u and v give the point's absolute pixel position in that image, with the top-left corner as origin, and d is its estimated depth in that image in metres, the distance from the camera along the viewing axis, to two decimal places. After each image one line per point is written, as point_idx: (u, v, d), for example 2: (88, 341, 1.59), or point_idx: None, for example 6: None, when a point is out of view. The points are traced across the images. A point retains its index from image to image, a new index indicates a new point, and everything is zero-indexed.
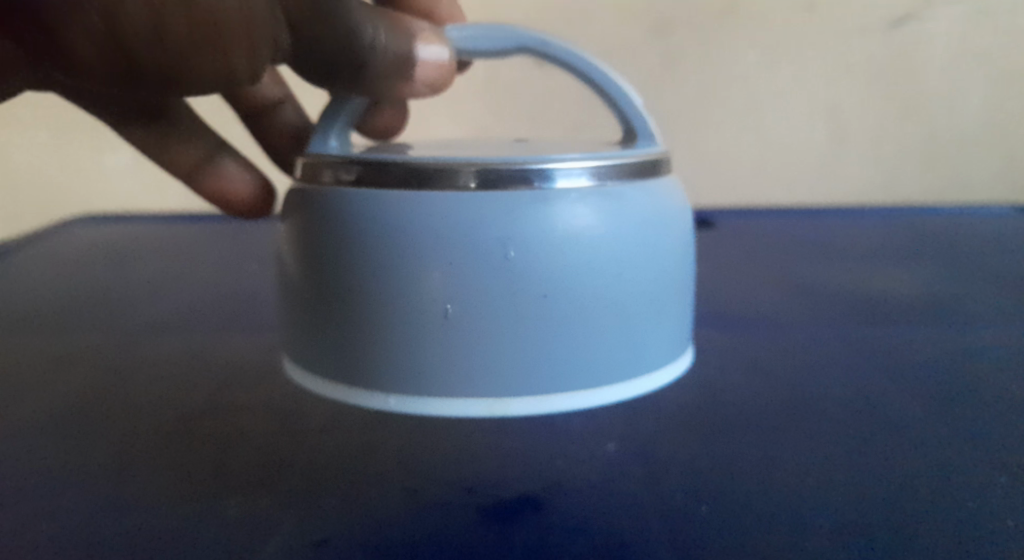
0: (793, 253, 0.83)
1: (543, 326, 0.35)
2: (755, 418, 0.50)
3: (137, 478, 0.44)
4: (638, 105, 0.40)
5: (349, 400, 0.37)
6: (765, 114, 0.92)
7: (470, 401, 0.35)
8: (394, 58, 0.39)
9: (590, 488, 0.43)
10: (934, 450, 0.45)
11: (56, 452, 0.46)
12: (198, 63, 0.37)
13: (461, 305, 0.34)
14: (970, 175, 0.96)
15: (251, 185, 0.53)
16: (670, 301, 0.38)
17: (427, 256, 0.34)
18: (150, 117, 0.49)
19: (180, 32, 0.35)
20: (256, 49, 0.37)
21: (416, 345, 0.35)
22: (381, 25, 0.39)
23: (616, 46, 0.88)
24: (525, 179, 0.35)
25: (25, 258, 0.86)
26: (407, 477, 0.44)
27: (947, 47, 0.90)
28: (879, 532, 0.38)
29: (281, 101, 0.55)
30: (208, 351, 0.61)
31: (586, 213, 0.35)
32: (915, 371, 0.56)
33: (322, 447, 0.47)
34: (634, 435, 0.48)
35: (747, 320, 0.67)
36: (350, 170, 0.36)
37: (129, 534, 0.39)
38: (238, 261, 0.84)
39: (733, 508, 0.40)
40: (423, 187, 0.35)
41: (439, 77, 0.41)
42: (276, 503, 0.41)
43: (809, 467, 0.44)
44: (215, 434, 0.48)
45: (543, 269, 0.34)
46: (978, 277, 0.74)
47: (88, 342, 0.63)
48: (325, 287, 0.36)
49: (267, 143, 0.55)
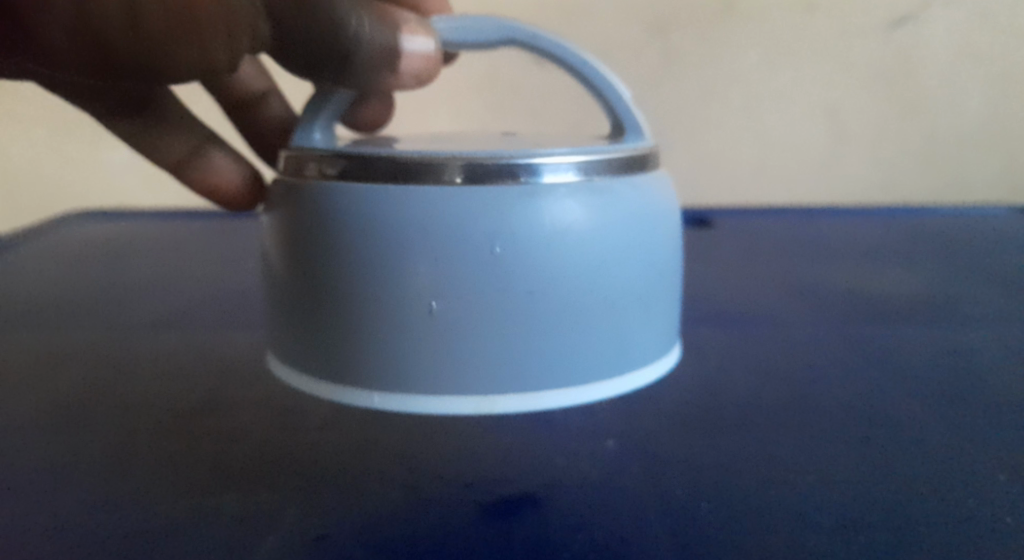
0: (794, 252, 0.82)
1: (530, 323, 0.34)
2: (752, 417, 0.49)
3: (131, 474, 0.43)
4: (627, 100, 0.40)
5: (335, 398, 0.36)
6: (765, 114, 0.92)
7: (456, 399, 0.35)
8: (380, 51, 0.38)
9: (589, 486, 0.42)
10: (935, 449, 0.45)
11: (45, 449, 0.46)
12: (176, 54, 0.37)
13: (447, 302, 0.34)
14: (971, 175, 0.95)
15: (238, 174, 0.51)
16: (658, 298, 0.38)
17: (413, 252, 0.34)
18: (138, 108, 0.49)
19: (159, 20, 0.35)
20: (234, 39, 0.37)
21: (401, 342, 0.34)
22: (367, 17, 0.38)
23: (616, 45, 0.88)
24: (512, 174, 0.34)
25: (25, 254, 0.86)
26: (403, 474, 0.44)
27: (947, 48, 0.89)
28: (883, 531, 0.37)
29: (266, 94, 0.54)
30: (204, 347, 0.61)
31: (574, 209, 0.35)
32: (915, 370, 0.56)
33: (319, 444, 0.47)
34: (631, 433, 0.48)
35: (745, 319, 0.66)
36: (334, 163, 0.36)
37: (123, 530, 0.38)
38: (238, 257, 0.84)
39: (735, 507, 0.40)
40: (407, 180, 0.34)
41: (424, 67, 0.40)
42: (275, 501, 0.41)
43: (810, 466, 0.43)
44: (208, 431, 0.48)
45: (530, 264, 0.34)
46: (978, 276, 0.74)
47: (84, 338, 0.63)
48: (308, 282, 0.36)
49: (254, 137, 0.55)
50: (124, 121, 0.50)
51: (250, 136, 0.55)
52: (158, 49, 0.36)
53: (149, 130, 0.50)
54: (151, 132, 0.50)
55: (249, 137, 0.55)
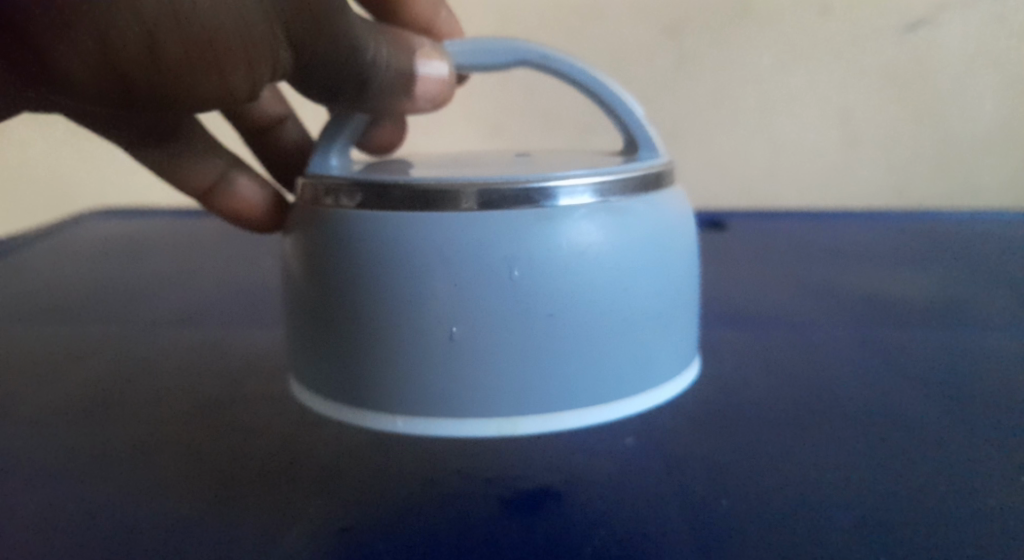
0: (806, 254, 0.83)
1: (549, 347, 0.35)
2: (770, 415, 0.50)
3: (149, 467, 0.44)
4: (639, 117, 0.41)
5: (357, 422, 0.37)
6: (775, 118, 0.92)
7: (478, 422, 0.35)
8: (395, 74, 0.40)
9: (612, 479, 0.43)
10: (951, 449, 0.45)
11: (65, 441, 0.47)
12: (196, 87, 0.37)
13: (468, 326, 0.34)
14: (982, 180, 0.94)
15: (262, 198, 0.50)
16: (677, 313, 0.38)
17: (433, 277, 0.34)
18: (163, 137, 0.49)
19: (179, 56, 0.36)
20: (254, 67, 0.37)
21: (421, 370, 0.35)
22: (383, 42, 0.40)
23: (630, 49, 0.89)
24: (529, 199, 0.35)
25: (43, 251, 0.87)
26: (424, 467, 0.45)
27: (961, 55, 0.89)
28: (902, 528, 0.38)
29: (281, 118, 0.55)
30: (221, 342, 0.62)
31: (592, 229, 0.35)
32: (929, 371, 0.56)
33: (335, 438, 0.47)
34: (650, 429, 0.48)
35: (761, 319, 0.67)
36: (353, 195, 0.36)
37: (139, 524, 0.39)
38: (253, 255, 0.85)
39: (754, 502, 0.40)
40: (428, 208, 0.35)
41: (439, 92, 0.42)
42: (302, 495, 0.41)
43: (831, 465, 0.43)
44: (230, 424, 0.49)
45: (547, 287, 0.35)
46: (989, 279, 0.74)
47: (101, 333, 0.64)
48: (327, 308, 0.36)
49: (271, 162, 0.55)
50: (150, 151, 0.49)
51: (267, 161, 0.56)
52: (177, 82, 0.37)
53: (176, 159, 0.49)
54: (177, 161, 0.50)
55: (267, 162, 0.55)
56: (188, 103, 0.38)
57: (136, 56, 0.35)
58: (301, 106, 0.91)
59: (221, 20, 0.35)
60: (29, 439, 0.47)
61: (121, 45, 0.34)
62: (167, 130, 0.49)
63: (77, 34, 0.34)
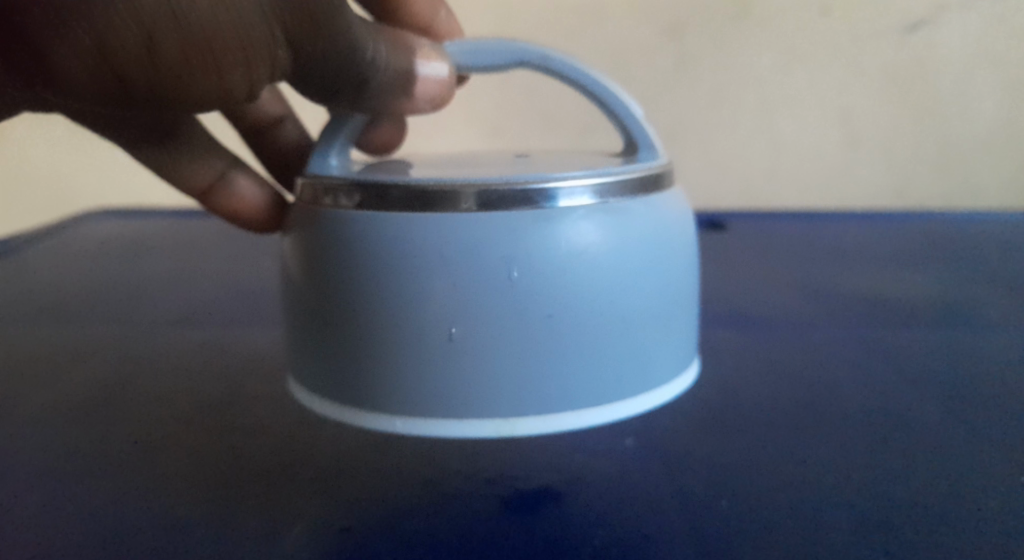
0: (806, 255, 0.83)
1: (548, 347, 0.35)
2: (770, 416, 0.50)
3: (148, 467, 0.44)
4: (638, 117, 0.41)
5: (356, 422, 0.37)
6: (775, 118, 0.92)
7: (477, 423, 0.35)
8: (394, 75, 0.40)
9: (612, 480, 0.43)
10: (950, 450, 0.45)
11: (64, 441, 0.47)
12: (195, 87, 0.37)
13: (468, 326, 0.34)
14: (983, 180, 0.94)
15: (262, 199, 0.50)
16: (677, 313, 0.38)
17: (432, 277, 0.34)
18: (163, 137, 0.49)
19: (177, 56, 0.36)
20: (253, 67, 0.37)
21: (421, 370, 0.35)
22: (383, 43, 0.40)
23: (630, 50, 0.89)
24: (528, 199, 0.35)
25: (44, 251, 0.87)
26: (423, 466, 0.45)
27: (961, 56, 0.89)
28: (901, 528, 0.38)
29: (280, 118, 0.55)
30: (222, 342, 0.62)
31: (591, 230, 0.35)
32: (929, 372, 0.56)
33: (334, 438, 0.47)
34: (650, 429, 0.48)
35: (761, 320, 0.67)
36: (352, 194, 0.36)
37: (138, 523, 0.39)
38: (253, 255, 0.85)
39: (754, 502, 0.40)
40: (427, 209, 0.35)
41: (438, 93, 0.42)
42: (301, 494, 0.42)
43: (831, 466, 0.43)
44: (229, 424, 0.49)
45: (546, 287, 0.35)
46: (990, 280, 0.74)
47: (101, 333, 0.64)
48: (326, 308, 0.36)
49: (271, 162, 0.55)
50: (150, 151, 0.49)
51: (266, 161, 0.56)
52: (177, 82, 0.37)
53: (176, 159, 0.49)
54: (177, 161, 0.50)
55: (266, 162, 0.55)
56: (187, 103, 0.38)
57: (135, 56, 0.35)
58: (301, 106, 0.91)
59: (219, 21, 0.35)
60: (28, 439, 0.47)
61: (120, 45, 0.34)
62: (167, 130, 0.49)
63: (76, 33, 0.34)
